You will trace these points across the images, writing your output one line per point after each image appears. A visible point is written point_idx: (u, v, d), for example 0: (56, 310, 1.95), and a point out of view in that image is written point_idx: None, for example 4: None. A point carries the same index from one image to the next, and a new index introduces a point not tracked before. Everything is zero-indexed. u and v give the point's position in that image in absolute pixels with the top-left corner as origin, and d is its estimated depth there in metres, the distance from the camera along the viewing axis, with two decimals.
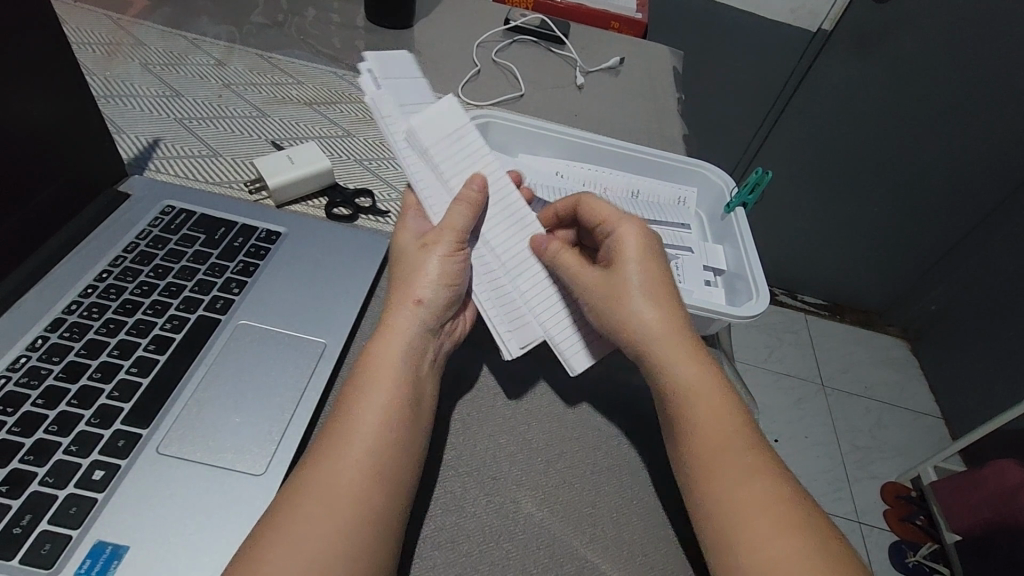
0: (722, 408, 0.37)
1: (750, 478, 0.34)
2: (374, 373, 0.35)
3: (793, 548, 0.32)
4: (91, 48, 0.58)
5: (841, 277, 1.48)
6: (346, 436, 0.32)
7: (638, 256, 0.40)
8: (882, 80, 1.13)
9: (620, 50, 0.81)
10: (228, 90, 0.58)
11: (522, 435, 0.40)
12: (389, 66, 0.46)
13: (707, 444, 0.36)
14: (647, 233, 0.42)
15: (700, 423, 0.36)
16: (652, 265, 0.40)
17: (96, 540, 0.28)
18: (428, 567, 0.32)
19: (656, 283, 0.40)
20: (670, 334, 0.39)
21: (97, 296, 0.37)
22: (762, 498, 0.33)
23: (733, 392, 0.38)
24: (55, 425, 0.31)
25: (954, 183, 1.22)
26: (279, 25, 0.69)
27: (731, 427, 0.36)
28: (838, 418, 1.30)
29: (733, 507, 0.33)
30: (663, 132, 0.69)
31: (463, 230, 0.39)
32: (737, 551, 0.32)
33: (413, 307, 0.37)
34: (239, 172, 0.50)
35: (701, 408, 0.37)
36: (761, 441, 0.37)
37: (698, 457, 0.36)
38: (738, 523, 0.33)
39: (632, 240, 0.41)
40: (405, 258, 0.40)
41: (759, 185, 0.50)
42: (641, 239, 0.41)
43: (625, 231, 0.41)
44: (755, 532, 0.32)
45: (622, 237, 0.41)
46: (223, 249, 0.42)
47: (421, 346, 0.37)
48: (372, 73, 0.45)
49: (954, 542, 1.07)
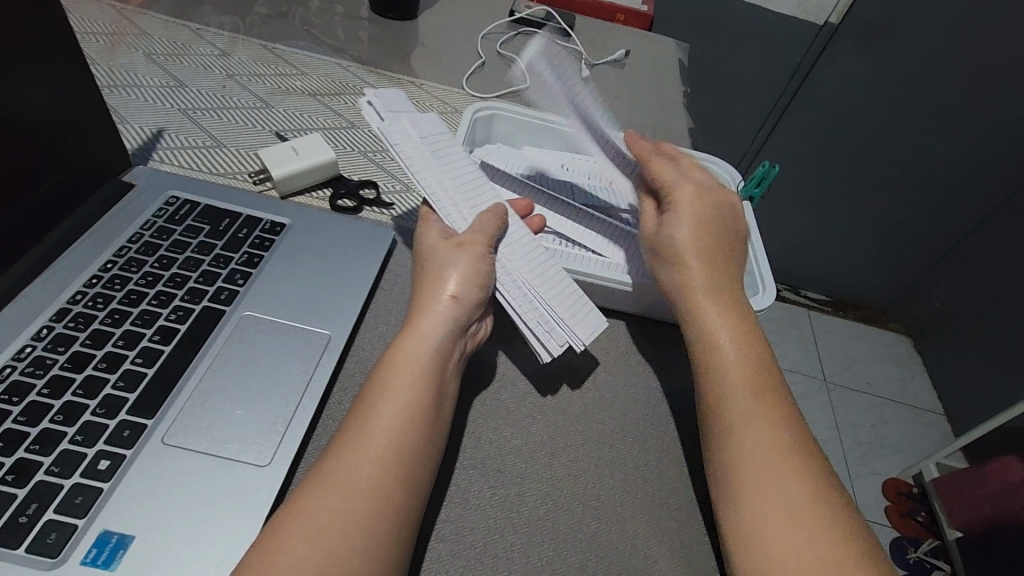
0: (756, 390, 0.36)
1: (776, 463, 0.34)
2: (397, 370, 0.35)
3: (804, 516, 0.32)
4: (95, 38, 0.58)
5: (843, 273, 1.47)
6: (368, 433, 0.32)
7: (690, 229, 0.42)
8: (889, 75, 1.12)
9: (626, 43, 0.80)
10: (233, 81, 0.58)
11: (528, 429, 0.39)
12: (387, 97, 0.43)
13: (731, 407, 0.36)
14: (702, 199, 0.43)
15: (729, 385, 0.37)
16: (702, 240, 0.42)
17: (101, 529, 0.28)
18: (431, 558, 0.32)
19: (698, 255, 0.41)
20: (711, 297, 0.40)
21: (102, 286, 0.36)
22: (786, 484, 0.33)
23: (767, 365, 0.38)
24: (60, 414, 0.31)
25: (957, 181, 1.22)
26: (282, 15, 0.68)
27: (764, 408, 0.36)
28: (840, 413, 1.30)
29: (755, 474, 0.33)
30: (668, 125, 0.69)
31: (490, 237, 0.40)
32: (755, 514, 0.32)
33: (448, 303, 0.37)
34: (243, 164, 0.50)
35: (739, 376, 0.37)
36: (789, 411, 0.36)
37: (722, 419, 0.36)
38: (754, 484, 0.33)
39: (691, 205, 0.43)
40: (434, 255, 0.39)
41: (766, 179, 0.50)
42: (697, 205, 0.43)
43: (682, 198, 0.43)
44: (770, 490, 0.33)
45: (679, 203, 0.43)
46: (228, 240, 0.42)
47: (449, 343, 0.37)
48: (375, 107, 0.42)
49: (954, 538, 1.07)
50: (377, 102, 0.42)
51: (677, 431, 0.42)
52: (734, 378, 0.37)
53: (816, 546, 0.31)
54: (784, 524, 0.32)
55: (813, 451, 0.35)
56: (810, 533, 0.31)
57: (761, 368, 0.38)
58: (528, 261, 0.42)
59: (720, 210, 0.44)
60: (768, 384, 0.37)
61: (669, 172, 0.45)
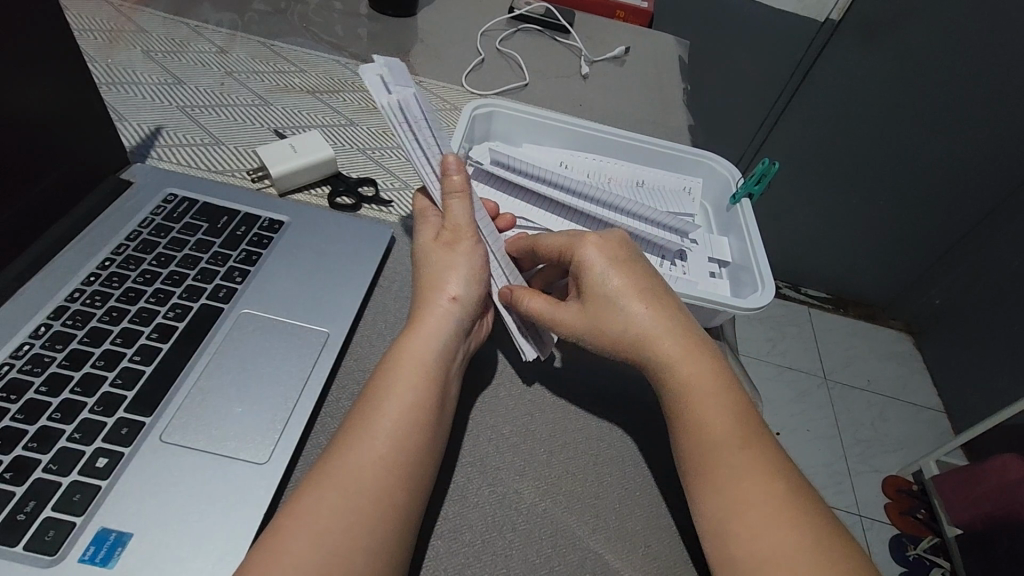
0: (728, 408, 0.37)
1: (754, 478, 0.35)
2: (402, 370, 0.35)
3: (785, 539, 0.32)
4: (93, 36, 0.58)
5: (845, 269, 1.47)
6: (373, 430, 0.32)
7: (607, 277, 0.39)
8: (890, 72, 1.12)
9: (626, 40, 0.80)
10: (231, 79, 0.58)
11: (526, 426, 0.39)
12: (395, 71, 0.41)
13: (703, 439, 0.36)
14: (607, 245, 0.41)
15: (697, 421, 0.37)
16: (624, 280, 0.39)
17: (100, 526, 0.28)
18: (429, 556, 0.32)
19: (628, 301, 0.39)
20: (667, 340, 0.38)
21: (100, 284, 0.36)
22: (768, 497, 0.34)
23: (732, 392, 0.38)
24: (58, 412, 0.30)
25: (959, 178, 1.21)
26: (282, 12, 0.68)
27: (738, 424, 0.37)
28: (840, 411, 1.30)
29: (737, 499, 0.34)
30: (669, 121, 0.68)
31: (470, 221, 0.40)
32: (737, 543, 0.33)
33: (449, 305, 0.37)
34: (242, 161, 0.50)
35: (706, 412, 0.37)
36: (759, 433, 0.37)
37: (698, 450, 0.36)
38: (734, 516, 0.33)
39: (600, 261, 0.40)
40: (428, 257, 0.39)
41: (766, 176, 0.50)
42: (605, 255, 0.40)
43: (588, 256, 0.40)
44: (754, 518, 0.33)
45: (587, 265, 0.40)
46: (226, 238, 0.42)
47: (453, 344, 0.37)
48: (383, 79, 0.39)
49: (955, 535, 1.06)
50: (385, 75, 0.40)
51: None
52: (702, 416, 0.37)
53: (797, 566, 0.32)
54: (767, 551, 0.32)
55: (785, 461, 0.37)
56: (790, 558, 0.32)
57: (728, 396, 0.38)
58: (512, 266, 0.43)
59: (627, 246, 0.42)
60: (736, 401, 0.38)
61: (557, 237, 0.42)
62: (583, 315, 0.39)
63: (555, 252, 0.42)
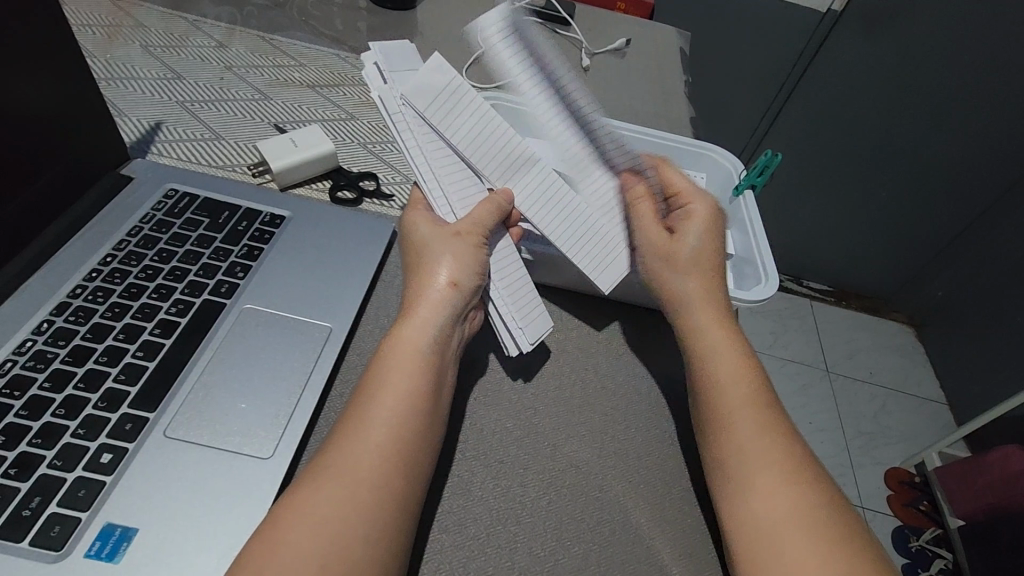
0: (740, 375, 0.38)
1: (768, 445, 0.35)
2: (398, 358, 0.35)
3: (793, 508, 0.33)
4: (92, 30, 0.58)
5: (845, 263, 1.47)
6: (369, 421, 0.32)
7: (699, 231, 0.43)
8: (889, 66, 1.11)
9: (627, 32, 0.79)
10: (231, 73, 0.57)
11: (530, 419, 0.39)
12: (393, 55, 0.44)
13: (728, 399, 0.37)
14: (713, 211, 0.44)
15: (718, 384, 0.38)
16: (706, 249, 0.42)
17: (105, 522, 0.28)
18: (435, 549, 0.32)
19: (705, 258, 0.42)
20: (707, 303, 0.41)
21: (102, 280, 0.36)
22: (778, 465, 0.34)
23: (754, 362, 0.39)
24: (62, 408, 0.30)
25: (956, 175, 1.22)
26: (280, 6, 0.68)
27: (750, 389, 0.38)
28: (842, 403, 1.30)
29: (752, 462, 0.35)
30: (671, 114, 0.68)
31: (489, 227, 0.40)
32: (747, 509, 0.34)
33: (446, 290, 0.37)
34: (242, 156, 0.50)
35: (727, 377, 0.38)
36: (772, 403, 0.38)
37: (715, 414, 0.37)
38: (746, 480, 0.34)
39: (700, 218, 0.43)
40: (427, 244, 0.39)
41: (769, 168, 0.49)
42: (707, 216, 0.44)
43: (696, 207, 0.44)
44: (764, 484, 0.34)
45: (691, 213, 0.44)
46: (227, 233, 0.41)
47: (448, 330, 0.37)
48: (377, 66, 0.43)
49: (957, 527, 1.07)
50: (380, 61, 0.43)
51: (682, 421, 0.42)
52: (724, 378, 0.38)
53: (804, 535, 0.32)
54: (773, 516, 0.33)
55: (795, 434, 0.37)
56: (794, 524, 0.32)
57: (750, 367, 0.39)
58: (507, 256, 0.42)
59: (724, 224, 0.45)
60: (751, 368, 0.39)
61: (680, 180, 0.45)
62: (657, 248, 0.42)
63: (671, 192, 0.45)
